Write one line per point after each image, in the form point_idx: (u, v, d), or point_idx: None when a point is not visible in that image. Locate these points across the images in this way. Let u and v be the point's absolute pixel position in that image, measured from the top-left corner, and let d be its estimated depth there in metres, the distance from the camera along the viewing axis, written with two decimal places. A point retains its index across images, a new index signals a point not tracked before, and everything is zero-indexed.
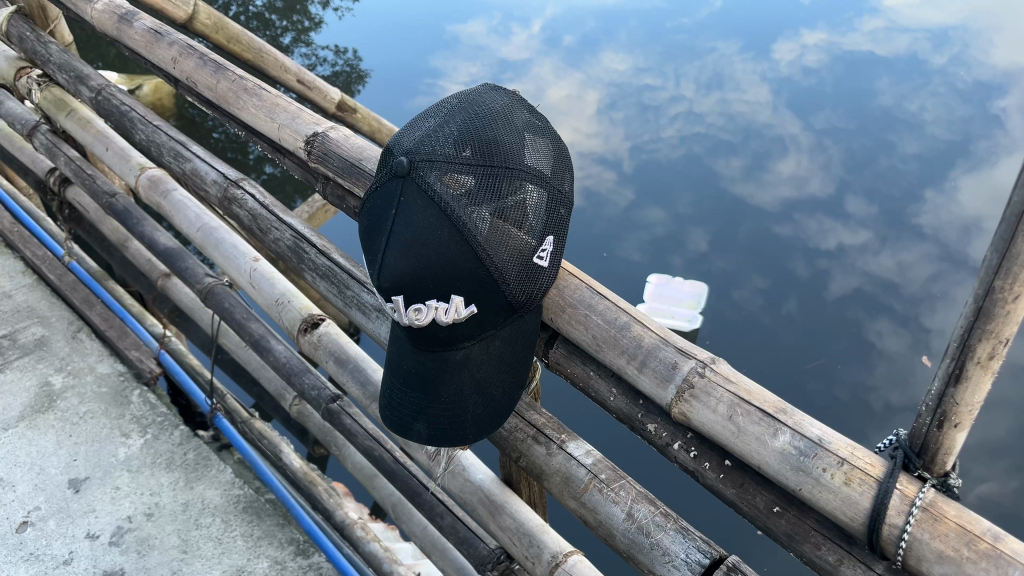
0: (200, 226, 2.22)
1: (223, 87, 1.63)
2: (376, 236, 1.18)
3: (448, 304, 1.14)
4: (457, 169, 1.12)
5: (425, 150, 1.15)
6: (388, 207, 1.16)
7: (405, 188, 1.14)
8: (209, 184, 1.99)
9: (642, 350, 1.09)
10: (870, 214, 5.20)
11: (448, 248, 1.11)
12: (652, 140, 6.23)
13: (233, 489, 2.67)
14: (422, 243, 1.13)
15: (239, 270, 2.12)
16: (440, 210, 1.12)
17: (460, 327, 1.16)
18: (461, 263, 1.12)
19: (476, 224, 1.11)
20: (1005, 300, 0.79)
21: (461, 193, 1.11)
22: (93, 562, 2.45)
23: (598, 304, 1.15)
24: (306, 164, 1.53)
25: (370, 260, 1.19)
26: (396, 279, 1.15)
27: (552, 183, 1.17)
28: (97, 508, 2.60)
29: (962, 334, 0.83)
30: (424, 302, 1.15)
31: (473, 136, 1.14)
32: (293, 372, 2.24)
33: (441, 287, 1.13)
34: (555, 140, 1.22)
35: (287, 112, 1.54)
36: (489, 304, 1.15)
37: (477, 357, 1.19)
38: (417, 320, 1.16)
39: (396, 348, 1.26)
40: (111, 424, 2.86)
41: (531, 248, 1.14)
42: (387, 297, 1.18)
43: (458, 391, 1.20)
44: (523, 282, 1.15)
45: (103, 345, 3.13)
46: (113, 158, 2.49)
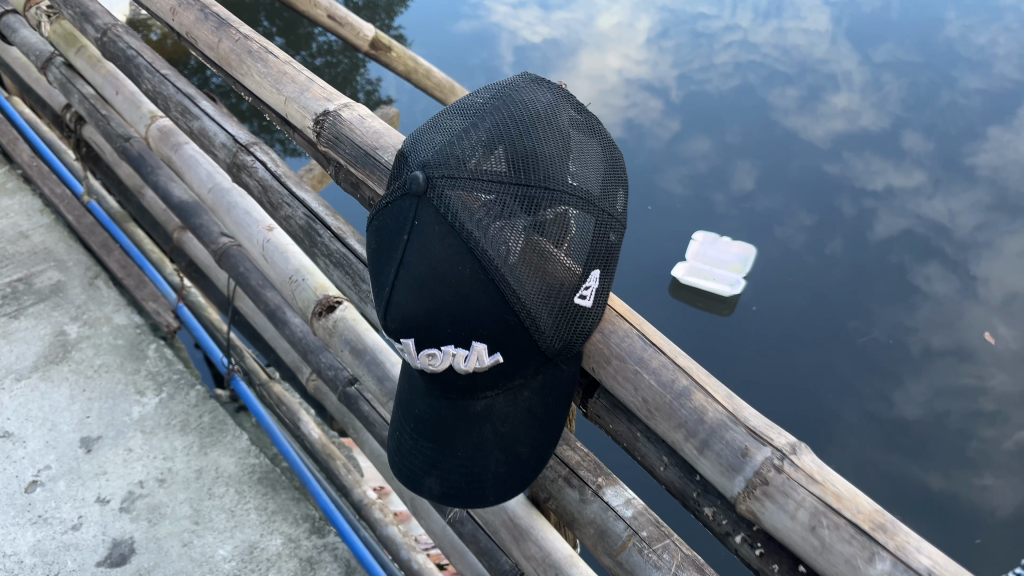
0: (212, 185, 2.04)
1: (225, 49, 1.41)
2: (384, 265, 0.97)
3: (469, 351, 0.94)
4: (484, 188, 0.91)
5: (443, 162, 0.93)
6: (400, 233, 0.95)
7: (420, 210, 0.93)
8: (218, 147, 1.79)
9: (704, 427, 0.88)
10: (926, 150, 4.87)
11: (470, 287, 0.91)
12: (703, 66, 5.66)
13: (248, 458, 2.55)
14: (437, 278, 0.92)
15: (252, 239, 1.94)
16: (461, 237, 0.91)
17: (482, 377, 0.96)
18: (484, 306, 0.91)
19: (506, 255, 0.90)
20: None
21: (490, 217, 0.90)
22: (102, 529, 2.36)
23: (651, 360, 0.93)
24: (315, 144, 1.31)
25: (374, 290, 0.99)
26: (405, 318, 0.95)
27: (602, 201, 0.96)
28: (109, 470, 2.50)
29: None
30: (439, 347, 0.95)
31: (510, 147, 0.92)
32: (310, 348, 2.11)
33: (459, 334, 0.93)
34: (605, 149, 1.01)
35: (296, 82, 1.32)
36: (519, 354, 0.94)
37: (504, 409, 0.99)
38: (431, 367, 0.97)
39: (409, 388, 1.07)
40: (126, 379, 2.74)
41: (573, 281, 0.93)
42: (395, 336, 0.99)
43: (479, 443, 1.01)
44: (559, 330, 0.94)
45: (121, 294, 3.00)
46: (123, 104, 2.30)
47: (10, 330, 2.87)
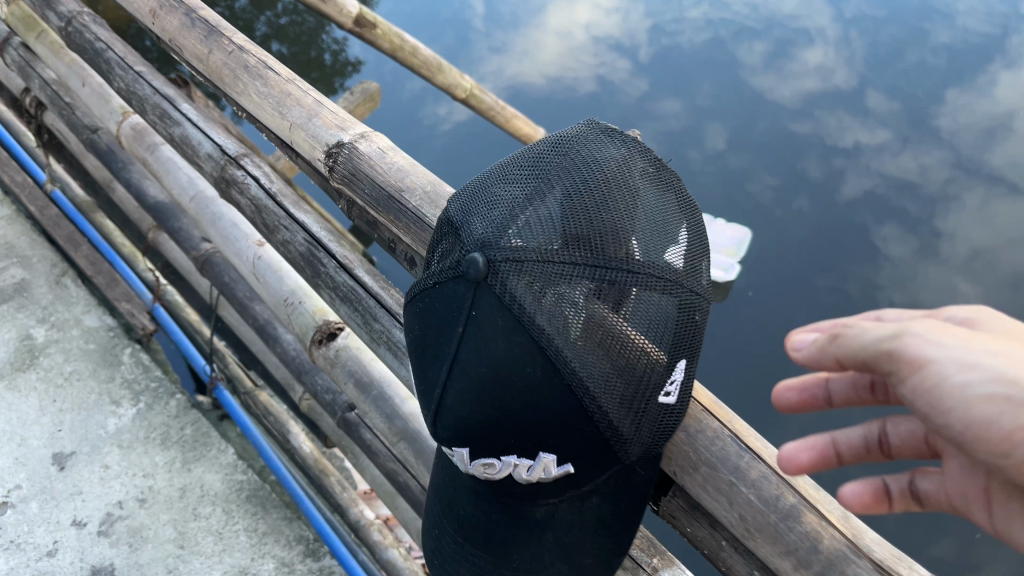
0: (194, 194, 1.86)
1: (215, 61, 1.24)
2: (435, 360, 0.84)
3: (535, 463, 0.82)
4: (554, 271, 0.77)
5: (503, 239, 0.78)
6: (455, 324, 0.81)
7: (479, 299, 0.79)
8: (202, 159, 1.61)
9: (819, 556, 0.75)
10: (892, 110, 4.17)
11: (540, 390, 0.77)
12: (675, 22, 5.10)
13: (235, 474, 2.39)
14: (499, 381, 0.79)
15: (242, 256, 1.76)
16: (529, 332, 0.77)
17: (546, 486, 0.84)
18: (557, 412, 0.78)
19: (583, 351, 0.76)
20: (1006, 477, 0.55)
21: (562, 307, 0.76)
22: (80, 555, 2.19)
23: (750, 471, 0.79)
24: (325, 178, 1.15)
25: (424, 386, 0.86)
26: (462, 424, 0.83)
27: (691, 273, 0.81)
28: (85, 490, 2.33)
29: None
30: (499, 457, 0.83)
31: (583, 226, 0.77)
32: (303, 368, 1.95)
33: (521, 445, 0.81)
34: (690, 205, 0.85)
35: (301, 105, 1.15)
36: (592, 464, 0.82)
37: (569, 515, 0.86)
38: (489, 475, 0.85)
39: (450, 483, 0.93)
40: (99, 389, 2.56)
41: (659, 374, 0.79)
42: (445, 440, 0.86)
43: (538, 554, 0.88)
44: (642, 434, 0.80)
45: (91, 293, 2.80)
46: (90, 97, 2.10)
47: None
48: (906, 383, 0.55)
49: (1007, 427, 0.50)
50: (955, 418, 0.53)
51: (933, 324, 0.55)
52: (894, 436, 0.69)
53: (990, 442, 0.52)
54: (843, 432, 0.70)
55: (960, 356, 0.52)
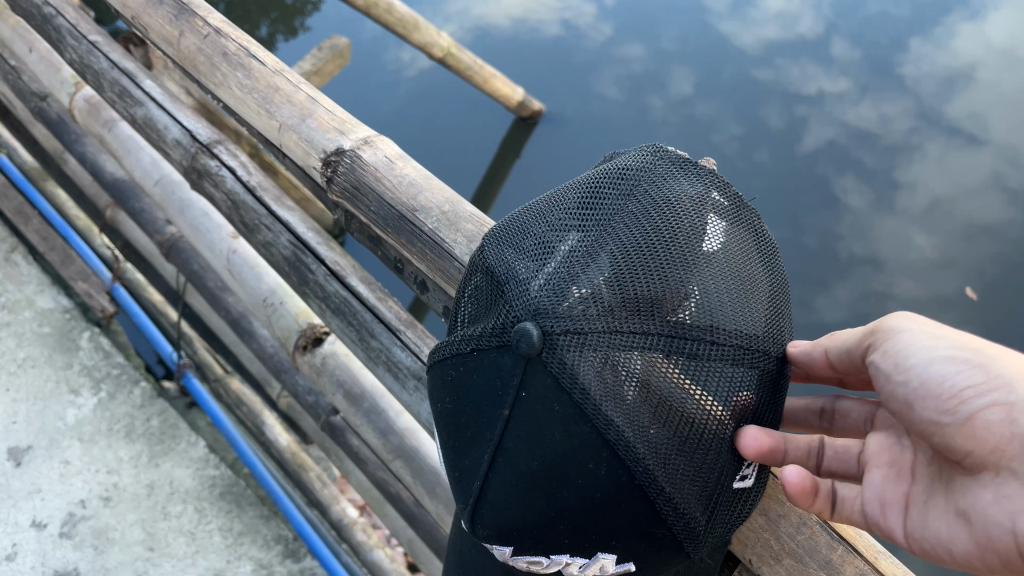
0: (159, 177, 1.68)
1: (188, 46, 1.08)
2: (474, 446, 0.73)
3: (590, 561, 0.71)
4: (621, 343, 0.65)
5: (557, 304, 0.67)
6: (499, 405, 0.70)
7: (530, 376, 0.68)
8: (170, 145, 1.44)
9: None
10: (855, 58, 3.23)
11: (602, 487, 0.67)
12: None
13: (206, 469, 2.21)
14: (553, 473, 0.68)
15: (214, 250, 1.60)
16: (589, 418, 0.65)
17: None
18: (618, 513, 0.67)
19: (652, 438, 0.65)
20: (937, 445, 0.62)
21: (630, 388, 0.64)
22: (41, 559, 2.00)
23: (844, 566, 0.70)
24: (322, 187, 1.00)
25: (463, 471, 0.75)
26: (510, 519, 0.73)
27: (774, 337, 0.70)
28: (44, 488, 2.13)
29: (947, 536, 0.61)
30: (547, 554, 0.73)
31: (654, 288, 0.66)
32: (282, 367, 1.80)
33: (574, 546, 0.71)
34: (768, 251, 0.74)
35: (292, 104, 1.00)
36: (657, 564, 0.71)
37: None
38: (533, 569, 0.76)
39: (478, 560, 0.85)
40: (56, 376, 2.35)
41: (733, 457, 0.68)
42: (483, 535, 0.76)
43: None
44: (715, 526, 0.70)
45: (44, 271, 2.59)
46: (37, 64, 1.89)
47: None
48: (883, 351, 0.66)
49: (959, 384, 0.59)
50: (914, 378, 0.63)
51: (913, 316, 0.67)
52: (831, 450, 0.77)
53: (940, 399, 0.60)
54: (793, 439, 0.74)
55: (928, 334, 0.63)
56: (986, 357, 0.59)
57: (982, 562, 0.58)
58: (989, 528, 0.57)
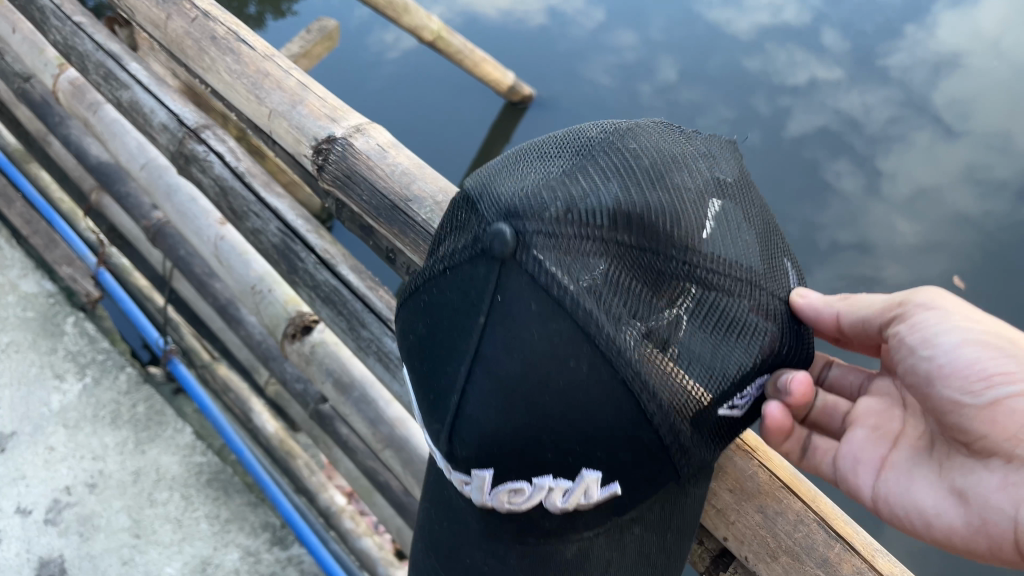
0: (145, 162, 1.65)
1: (176, 30, 1.06)
2: (451, 361, 0.70)
3: (573, 484, 0.69)
4: (598, 245, 0.64)
5: (533, 203, 0.65)
6: (474, 315, 0.67)
7: (504, 281, 0.65)
8: (157, 129, 1.41)
9: None
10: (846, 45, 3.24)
11: (583, 388, 0.64)
12: None
13: (193, 456, 2.20)
14: (530, 379, 0.65)
15: (201, 236, 1.57)
16: (570, 314, 0.63)
17: (584, 512, 0.72)
18: (604, 414, 0.65)
19: (632, 339, 0.64)
20: (951, 428, 0.70)
21: (606, 291, 0.63)
22: (26, 546, 1.98)
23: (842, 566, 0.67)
24: (313, 175, 0.98)
25: (439, 394, 0.72)
26: (487, 438, 0.69)
27: (750, 258, 0.70)
28: (28, 474, 2.11)
29: (938, 508, 0.71)
30: (530, 480, 0.70)
31: (630, 192, 0.65)
32: (270, 355, 1.79)
33: (558, 461, 0.68)
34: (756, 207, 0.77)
35: (283, 90, 0.98)
36: (644, 483, 0.70)
37: (605, 554, 0.75)
38: (513, 503, 0.73)
39: (448, 525, 0.81)
40: (40, 361, 2.32)
41: (727, 384, 0.67)
42: (462, 460, 0.72)
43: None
44: (703, 448, 0.69)
45: (28, 255, 2.55)
46: (20, 44, 1.85)
47: None
48: (911, 322, 0.72)
49: (989, 370, 0.66)
50: (939, 358, 0.70)
51: (946, 295, 0.73)
52: None
53: (969, 379, 0.67)
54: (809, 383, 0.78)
55: (958, 318, 0.70)
56: (1014, 351, 0.67)
57: (963, 535, 0.69)
58: (989, 508, 0.66)
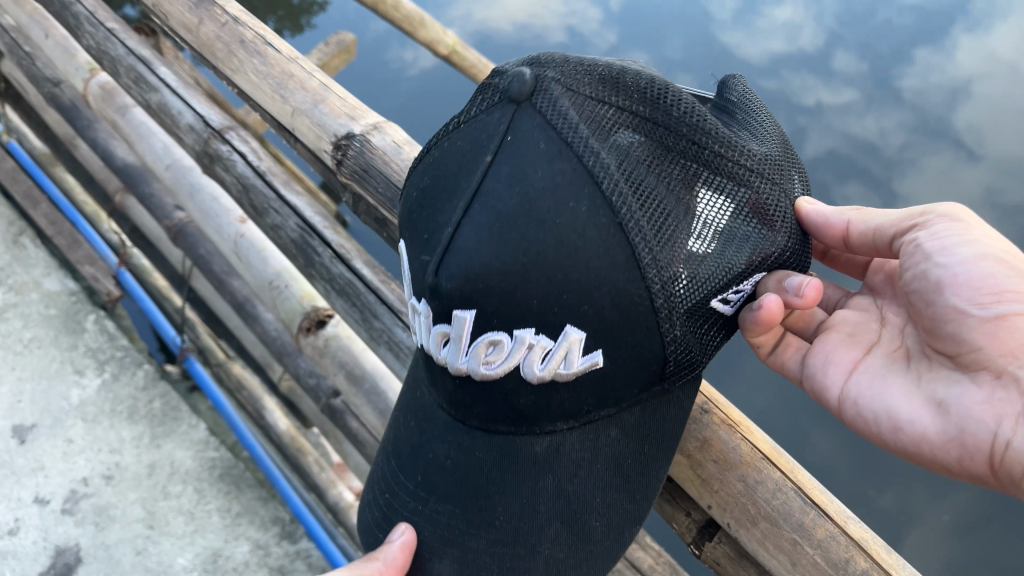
0: (169, 163, 1.73)
1: (207, 33, 1.13)
2: (450, 202, 0.72)
3: (558, 343, 0.70)
4: (609, 102, 0.70)
5: (557, 68, 0.71)
6: (483, 156, 0.70)
7: (517, 123, 0.69)
8: (183, 130, 1.48)
9: None
10: None
11: (582, 223, 0.66)
12: None
13: (206, 451, 2.26)
14: (530, 211, 0.67)
15: (222, 234, 1.64)
16: (576, 153, 0.67)
17: (560, 390, 0.73)
18: (598, 250, 0.67)
19: (631, 189, 0.67)
20: (947, 347, 0.74)
21: (613, 138, 0.68)
22: (43, 534, 2.05)
23: (815, 529, 0.74)
24: (332, 170, 1.05)
25: (428, 238, 0.73)
26: (473, 270, 0.69)
27: (765, 156, 0.73)
28: (47, 465, 2.17)
29: (917, 418, 0.75)
30: (511, 335, 0.71)
31: (642, 73, 0.72)
32: (285, 351, 1.84)
33: (547, 312, 0.69)
34: (779, 133, 0.80)
35: (306, 90, 1.05)
36: (625, 358, 0.71)
37: (574, 455, 0.76)
38: (488, 373, 0.74)
39: (417, 429, 0.84)
40: (61, 357, 2.39)
41: (725, 274, 0.71)
42: (448, 289, 0.71)
43: (525, 509, 0.77)
44: (690, 332, 0.72)
45: (51, 254, 2.63)
46: (53, 50, 1.93)
47: None
48: (931, 232, 0.75)
49: (1002, 286, 0.70)
50: (951, 267, 0.72)
51: (965, 212, 0.76)
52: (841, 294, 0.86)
53: (979, 292, 0.70)
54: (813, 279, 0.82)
55: (978, 237, 0.73)
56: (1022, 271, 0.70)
57: (935, 442, 0.74)
58: (965, 420, 0.71)
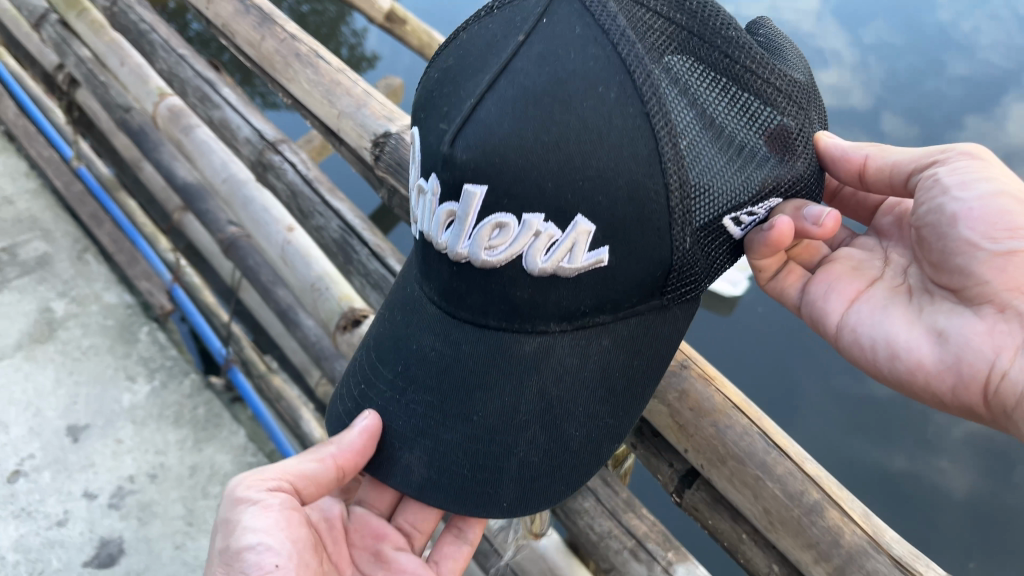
0: (226, 176, 1.89)
1: (268, 48, 1.29)
2: (476, 77, 0.83)
3: (567, 232, 0.80)
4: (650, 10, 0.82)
5: None
6: (516, 36, 0.82)
7: (553, 9, 0.81)
8: (241, 143, 1.65)
9: (837, 549, 0.92)
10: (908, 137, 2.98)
11: (606, 109, 0.76)
12: None
13: (245, 456, 2.39)
14: (555, 84, 0.77)
15: (271, 240, 1.79)
16: (614, 42, 0.78)
17: (560, 288, 0.84)
18: (620, 135, 0.77)
19: (666, 82, 0.79)
20: (956, 281, 0.90)
21: (649, 38, 0.80)
22: (89, 526, 2.18)
23: (775, 466, 0.97)
24: (371, 166, 1.19)
25: (449, 112, 0.83)
26: (489, 141, 0.79)
27: (786, 86, 0.87)
28: (97, 462, 2.32)
29: (917, 346, 0.92)
30: (518, 219, 0.80)
31: None
32: (323, 355, 1.97)
33: (560, 200, 0.79)
34: (802, 71, 0.94)
35: (351, 96, 1.20)
36: (630, 264, 0.83)
37: (562, 356, 0.87)
38: (490, 260, 0.83)
39: (408, 326, 0.93)
40: (115, 364, 2.55)
41: (741, 190, 0.84)
42: (461, 163, 0.81)
43: (506, 408, 0.87)
44: (699, 244, 0.85)
45: (111, 270, 2.81)
46: (128, 76, 2.13)
47: None
48: (950, 169, 0.89)
49: (1014, 224, 0.84)
50: (967, 202, 0.87)
51: (981, 154, 0.91)
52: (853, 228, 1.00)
53: (993, 227, 0.85)
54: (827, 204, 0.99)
55: (997, 180, 0.87)
56: None
57: (932, 369, 0.91)
58: (963, 347, 0.87)
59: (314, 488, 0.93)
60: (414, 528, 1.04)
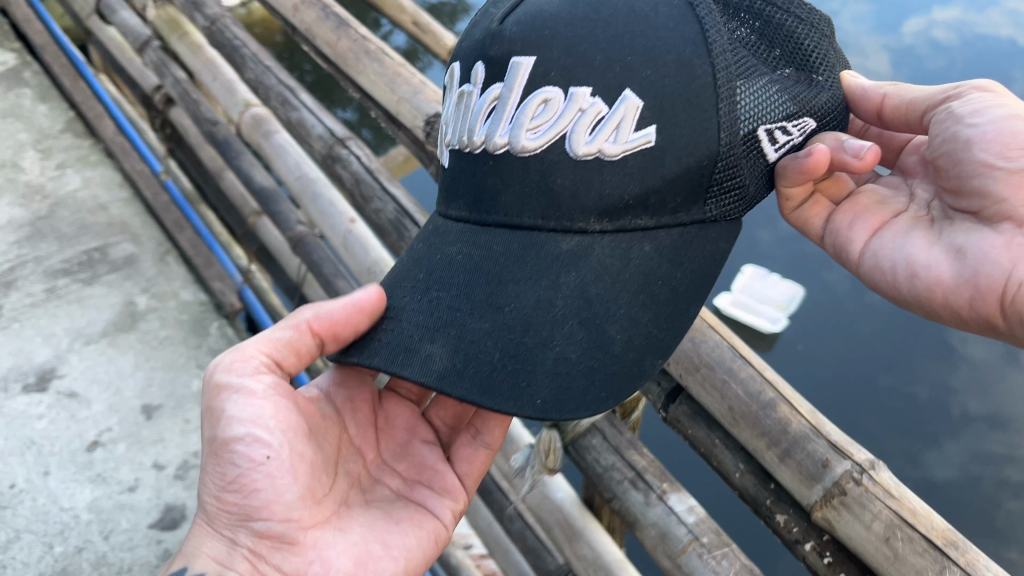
0: (299, 175, 2.13)
1: (343, 46, 1.53)
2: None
3: (609, 113, 0.98)
4: None
5: None
6: None
7: None
8: (314, 139, 1.90)
9: (786, 438, 1.25)
10: None
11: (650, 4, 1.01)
12: None
13: None
14: None
15: (335, 229, 2.03)
16: None
17: (606, 171, 1.01)
18: (667, 19, 1.00)
19: None
20: (976, 202, 1.00)
21: None
22: (157, 494, 2.26)
23: (738, 372, 1.34)
24: (422, 143, 1.41)
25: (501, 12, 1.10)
26: (535, 15, 1.04)
27: (804, 15, 1.08)
28: (167, 438, 2.39)
29: (941, 263, 1.02)
30: (567, 92, 0.99)
31: None
32: None
33: (610, 75, 0.98)
34: None
35: (409, 84, 1.42)
36: (677, 157, 1.00)
37: (603, 251, 1.03)
38: (523, 149, 1.02)
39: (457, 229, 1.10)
40: (188, 353, 2.63)
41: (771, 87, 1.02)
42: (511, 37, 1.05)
43: (543, 301, 1.01)
44: (739, 144, 1.01)
45: (189, 271, 2.89)
46: (218, 89, 2.39)
47: (83, 296, 2.77)
48: (962, 100, 1.01)
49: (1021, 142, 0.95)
50: (979, 127, 0.98)
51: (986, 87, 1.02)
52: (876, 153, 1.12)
53: (1006, 147, 0.95)
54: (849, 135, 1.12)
55: (1002, 106, 0.98)
56: None
57: (951, 284, 1.01)
58: (985, 260, 0.97)
59: (294, 355, 1.11)
60: (443, 421, 1.32)
